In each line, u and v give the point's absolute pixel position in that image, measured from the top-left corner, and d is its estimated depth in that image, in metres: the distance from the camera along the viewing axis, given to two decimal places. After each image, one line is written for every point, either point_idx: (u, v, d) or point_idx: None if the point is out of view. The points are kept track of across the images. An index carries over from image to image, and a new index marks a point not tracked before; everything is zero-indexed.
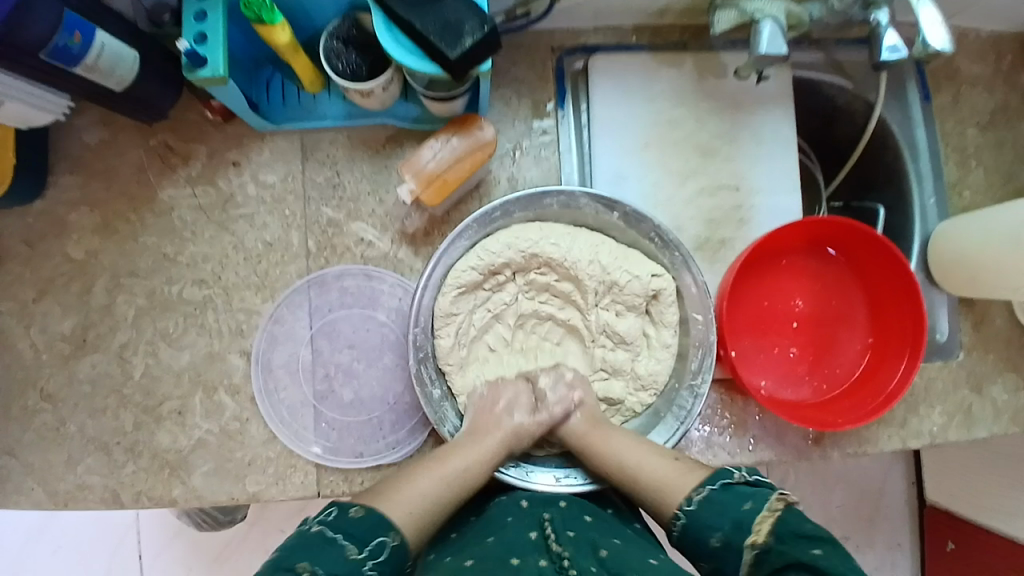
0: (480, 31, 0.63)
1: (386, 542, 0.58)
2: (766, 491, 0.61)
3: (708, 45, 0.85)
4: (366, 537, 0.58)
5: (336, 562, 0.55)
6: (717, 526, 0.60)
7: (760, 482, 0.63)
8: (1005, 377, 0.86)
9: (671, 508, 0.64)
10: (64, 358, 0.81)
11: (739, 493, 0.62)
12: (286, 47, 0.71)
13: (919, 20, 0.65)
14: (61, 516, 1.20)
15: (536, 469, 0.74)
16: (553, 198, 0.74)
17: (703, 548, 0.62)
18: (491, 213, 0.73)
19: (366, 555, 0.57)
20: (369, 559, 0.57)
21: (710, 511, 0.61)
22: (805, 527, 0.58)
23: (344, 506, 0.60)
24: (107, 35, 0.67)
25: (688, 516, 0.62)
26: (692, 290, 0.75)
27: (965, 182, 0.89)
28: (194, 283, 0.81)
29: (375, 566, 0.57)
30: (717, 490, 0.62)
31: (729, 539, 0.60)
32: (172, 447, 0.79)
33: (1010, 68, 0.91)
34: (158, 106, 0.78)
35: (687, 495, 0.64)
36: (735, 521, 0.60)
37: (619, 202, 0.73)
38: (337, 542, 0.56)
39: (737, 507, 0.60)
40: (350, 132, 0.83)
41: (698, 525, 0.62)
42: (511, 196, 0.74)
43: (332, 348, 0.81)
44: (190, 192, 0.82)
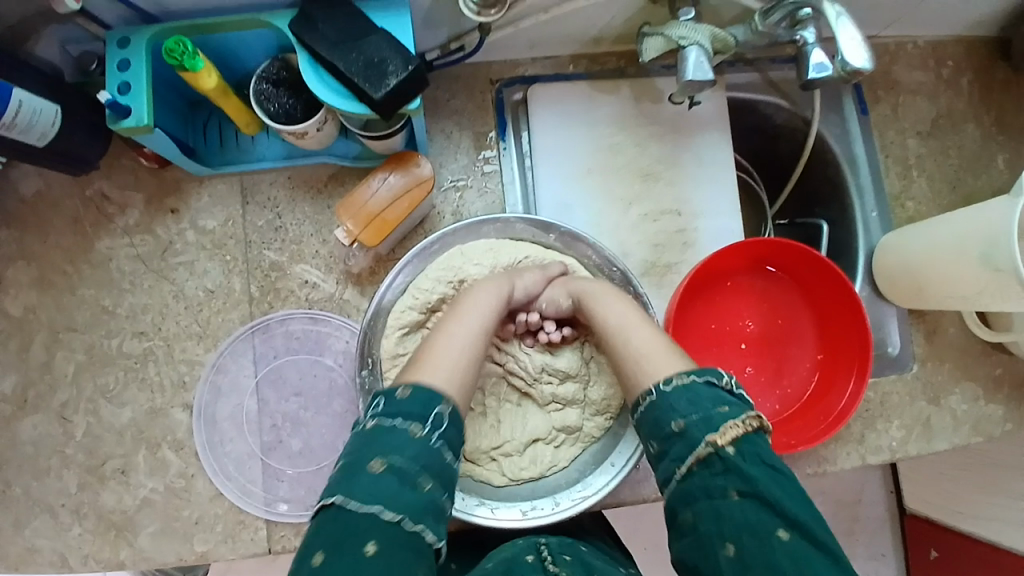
0: (404, 70, 0.63)
1: (443, 412, 0.58)
2: (744, 403, 0.58)
3: (644, 70, 0.86)
4: (423, 412, 0.57)
5: (406, 446, 0.55)
6: (684, 412, 0.58)
7: (740, 392, 0.60)
8: (962, 386, 0.87)
9: (644, 383, 0.62)
10: (4, 420, 0.78)
11: (717, 395, 0.58)
12: (215, 92, 0.69)
13: (838, 38, 0.66)
14: None
15: (502, 505, 0.72)
16: (491, 224, 0.76)
17: (660, 429, 0.59)
18: (430, 246, 0.74)
19: (428, 429, 0.56)
20: (432, 433, 0.57)
21: (683, 398, 0.59)
22: (767, 453, 0.56)
23: (389, 393, 0.59)
24: (24, 91, 0.64)
25: (659, 395, 0.60)
26: (619, 276, 0.76)
27: (908, 193, 0.90)
28: (134, 335, 0.79)
29: (442, 439, 0.57)
30: (699, 381, 0.59)
31: (689, 428, 0.57)
32: (117, 507, 0.76)
33: (946, 77, 0.92)
34: (86, 157, 0.76)
35: (664, 377, 0.61)
36: (707, 416, 0.57)
37: (554, 223, 0.76)
38: (398, 427, 0.56)
39: (712, 408, 0.57)
40: (290, 173, 0.81)
41: (666, 408, 0.59)
42: (450, 227, 0.75)
43: (279, 396, 0.79)
44: (127, 242, 0.80)
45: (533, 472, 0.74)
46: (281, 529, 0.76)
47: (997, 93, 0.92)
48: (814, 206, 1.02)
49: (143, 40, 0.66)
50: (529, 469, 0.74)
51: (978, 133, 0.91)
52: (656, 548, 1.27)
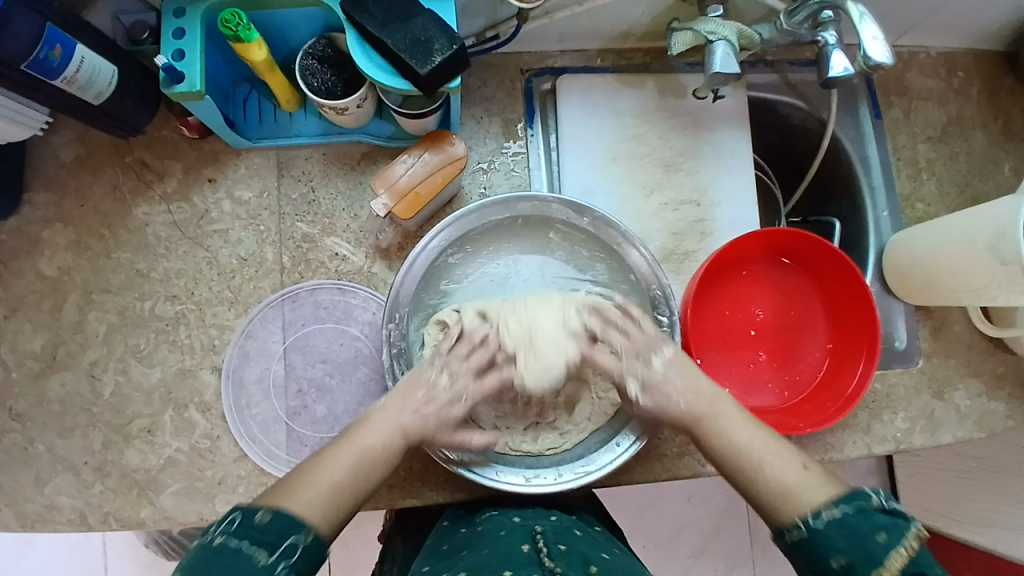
0: (449, 49, 0.66)
1: (297, 542, 0.58)
2: (903, 524, 0.57)
3: (669, 67, 0.90)
4: (275, 541, 0.57)
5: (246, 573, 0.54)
6: (845, 549, 0.57)
7: (897, 512, 0.58)
8: (967, 381, 0.90)
9: (791, 513, 0.61)
10: (33, 377, 0.80)
11: (875, 522, 0.57)
12: (262, 65, 0.72)
13: (862, 36, 0.70)
14: (32, 543, 1.16)
15: (506, 470, 0.74)
16: (526, 203, 0.77)
17: (814, 565, 0.58)
18: (464, 218, 0.77)
19: (275, 558, 0.56)
20: (280, 561, 0.56)
21: (839, 534, 0.57)
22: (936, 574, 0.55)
23: (249, 512, 0.58)
24: (87, 49, 0.67)
25: (809, 531, 0.59)
26: (636, 257, 0.78)
27: (918, 194, 0.93)
28: (167, 299, 0.81)
29: (287, 568, 0.56)
30: (856, 514, 0.58)
31: (852, 565, 0.56)
32: (141, 466, 0.78)
33: (956, 86, 0.96)
34: (132, 124, 0.79)
35: (812, 507, 0.60)
36: (868, 555, 0.56)
37: (587, 207, 0.77)
38: (244, 549, 0.55)
39: (871, 538, 0.56)
40: (325, 149, 0.84)
41: (822, 545, 0.58)
42: (487, 200, 0.77)
43: (305, 361, 0.81)
44: (164, 209, 0.82)
45: (532, 447, 0.75)
46: None
47: (1003, 104, 0.96)
48: (826, 205, 1.06)
49: (197, 13, 0.69)
50: (531, 445, 0.75)
51: (985, 142, 0.95)
52: (662, 542, 1.32)
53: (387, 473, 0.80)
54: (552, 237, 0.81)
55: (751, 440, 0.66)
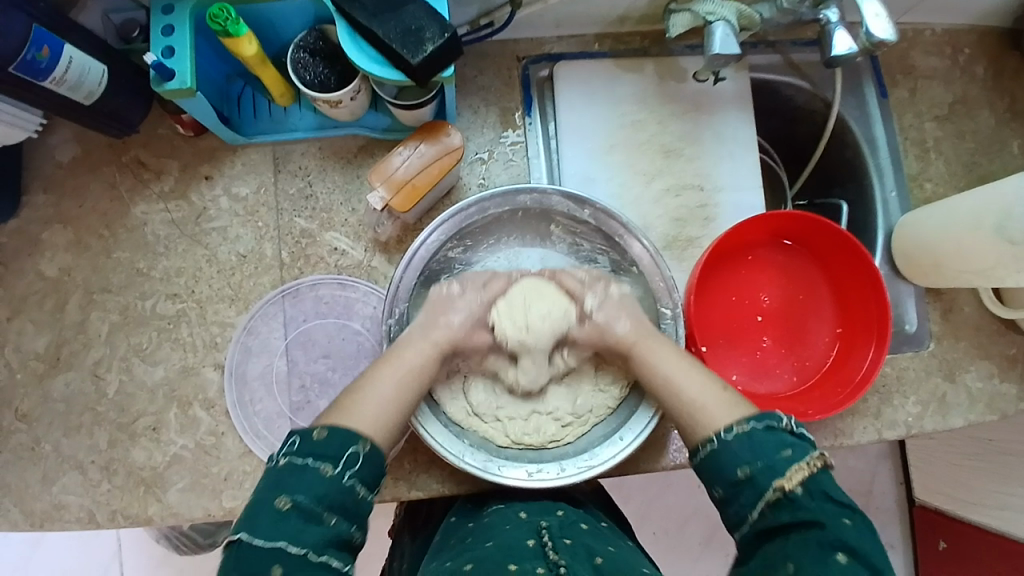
0: (441, 37, 0.65)
1: (358, 451, 0.58)
2: (808, 445, 0.58)
3: (668, 50, 0.88)
4: (337, 454, 0.58)
5: (316, 483, 0.55)
6: (750, 460, 0.58)
7: (804, 436, 0.59)
8: (978, 363, 0.88)
9: (706, 430, 0.63)
10: (38, 377, 0.80)
11: (781, 440, 0.58)
12: (254, 59, 0.71)
13: (863, 13, 0.68)
14: (47, 540, 1.18)
15: (509, 464, 0.73)
16: (526, 195, 0.75)
17: (725, 478, 0.59)
18: (465, 210, 0.75)
19: (342, 468, 0.57)
20: (346, 471, 0.57)
21: (744, 446, 0.59)
22: (837, 492, 0.55)
23: (306, 433, 0.59)
24: (74, 49, 0.67)
25: (721, 445, 0.60)
26: (637, 248, 0.76)
27: (926, 174, 0.91)
28: (167, 297, 0.81)
29: (355, 476, 0.57)
30: (762, 429, 0.60)
31: (755, 477, 0.57)
32: (148, 463, 0.78)
33: (965, 62, 0.94)
34: (126, 122, 0.78)
35: (726, 425, 0.62)
36: (770, 464, 0.57)
37: (589, 199, 0.75)
38: (309, 466, 0.56)
39: (775, 454, 0.58)
40: (321, 143, 0.83)
41: (727, 455, 0.60)
42: (486, 193, 0.75)
43: (307, 357, 0.81)
44: (162, 207, 0.82)
45: (535, 440, 0.74)
46: None
47: (1014, 79, 0.94)
48: (832, 188, 1.04)
49: (187, 8, 0.68)
50: (532, 437, 0.74)
51: (996, 118, 0.93)
52: (671, 531, 1.31)
53: (391, 467, 0.79)
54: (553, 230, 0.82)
55: (696, 390, 0.66)
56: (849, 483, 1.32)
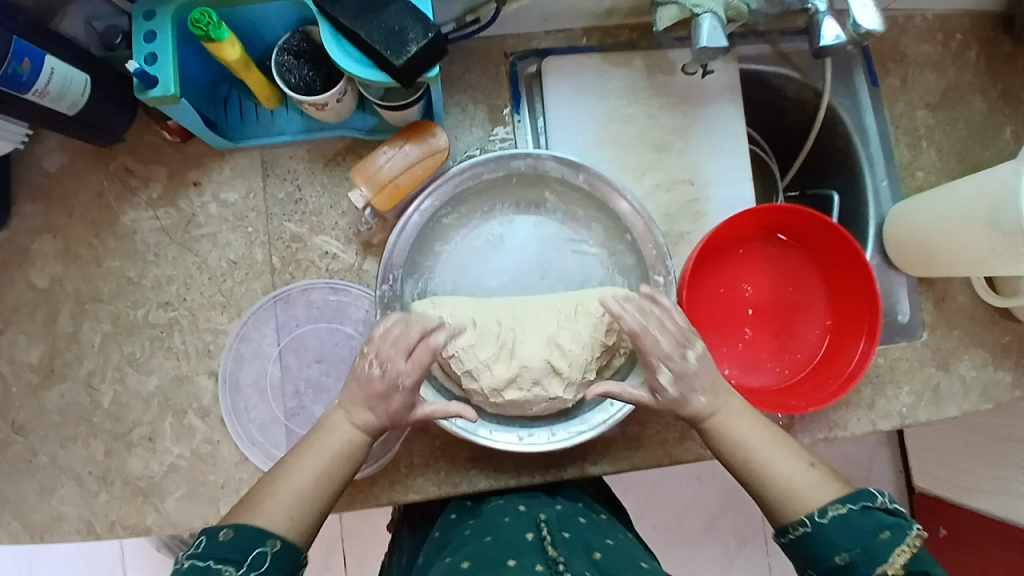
0: (424, 37, 0.64)
1: (266, 551, 0.57)
2: (905, 524, 0.58)
3: (656, 43, 0.87)
4: (240, 556, 0.56)
5: None
6: (849, 546, 0.58)
7: (899, 513, 0.59)
8: (973, 352, 0.88)
9: (797, 510, 0.62)
10: (33, 389, 0.80)
11: (878, 522, 0.58)
12: (237, 63, 0.70)
13: (850, 2, 0.67)
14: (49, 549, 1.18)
15: (500, 428, 0.74)
16: (521, 160, 0.76)
17: (820, 562, 0.59)
18: (456, 178, 0.75)
19: (243, 572, 0.55)
20: (247, 573, 0.55)
21: (841, 531, 0.59)
22: (939, 573, 0.56)
23: (212, 532, 0.57)
24: (57, 60, 0.66)
25: (815, 527, 0.60)
26: (626, 209, 0.76)
27: (918, 162, 0.91)
28: (159, 305, 0.80)
29: None
30: (857, 511, 0.59)
31: (855, 562, 0.57)
32: (144, 472, 0.78)
33: (956, 48, 0.93)
34: (112, 130, 0.78)
35: (818, 507, 0.61)
36: (869, 549, 0.57)
37: (585, 163, 0.75)
38: (210, 570, 0.54)
39: (872, 535, 0.58)
40: (309, 146, 0.83)
41: (827, 541, 0.59)
42: (479, 158, 0.75)
43: (300, 362, 0.81)
44: (151, 215, 0.82)
45: (525, 403, 0.75)
46: None
47: (1007, 65, 0.93)
48: (824, 178, 1.04)
49: (168, 14, 0.67)
50: (523, 400, 0.75)
51: (988, 105, 0.92)
52: (672, 523, 1.32)
53: (387, 470, 0.79)
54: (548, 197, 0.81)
55: (756, 438, 0.66)
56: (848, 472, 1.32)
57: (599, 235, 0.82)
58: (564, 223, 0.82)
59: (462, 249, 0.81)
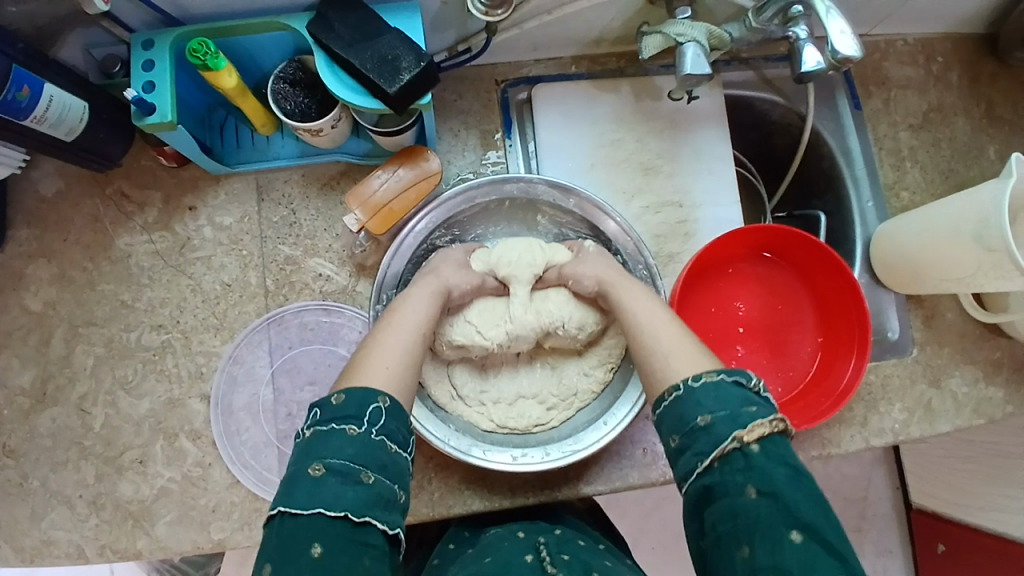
0: (417, 66, 0.66)
1: (380, 407, 0.58)
2: (769, 401, 0.59)
3: (643, 69, 0.90)
4: (357, 412, 0.57)
5: (343, 445, 0.55)
6: (712, 408, 0.58)
7: (762, 387, 0.60)
8: (962, 369, 0.89)
9: (673, 378, 0.62)
10: (24, 412, 0.80)
11: (745, 396, 0.59)
12: (234, 91, 0.72)
13: (829, 30, 0.70)
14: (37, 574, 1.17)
15: (493, 448, 0.74)
16: (513, 184, 0.77)
17: (740, 513, 0.54)
18: (452, 201, 0.77)
19: (366, 427, 0.57)
20: (370, 428, 0.57)
21: (711, 394, 0.59)
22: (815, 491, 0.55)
23: (325, 400, 0.59)
24: (55, 87, 0.67)
25: (723, 464, 0.56)
26: (614, 229, 0.79)
27: (901, 183, 0.93)
28: (152, 328, 0.81)
29: (380, 433, 0.57)
30: (728, 381, 0.59)
31: (716, 424, 0.57)
32: (135, 497, 0.78)
33: (935, 73, 0.96)
34: (108, 156, 0.79)
35: (695, 377, 0.61)
36: (734, 414, 0.57)
37: (574, 188, 0.77)
38: (334, 429, 0.56)
39: (740, 407, 0.58)
40: (304, 171, 0.84)
41: (692, 402, 0.59)
42: (472, 182, 0.77)
43: (293, 385, 0.81)
44: (146, 238, 0.82)
45: (518, 424, 0.76)
46: None
47: (985, 87, 0.96)
48: (811, 198, 1.06)
49: (166, 44, 0.69)
50: (517, 420, 0.77)
51: (968, 126, 0.95)
52: (668, 544, 1.31)
53: None
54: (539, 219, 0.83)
55: (666, 335, 0.66)
56: (845, 489, 1.32)
57: (590, 253, 0.83)
58: (555, 243, 0.84)
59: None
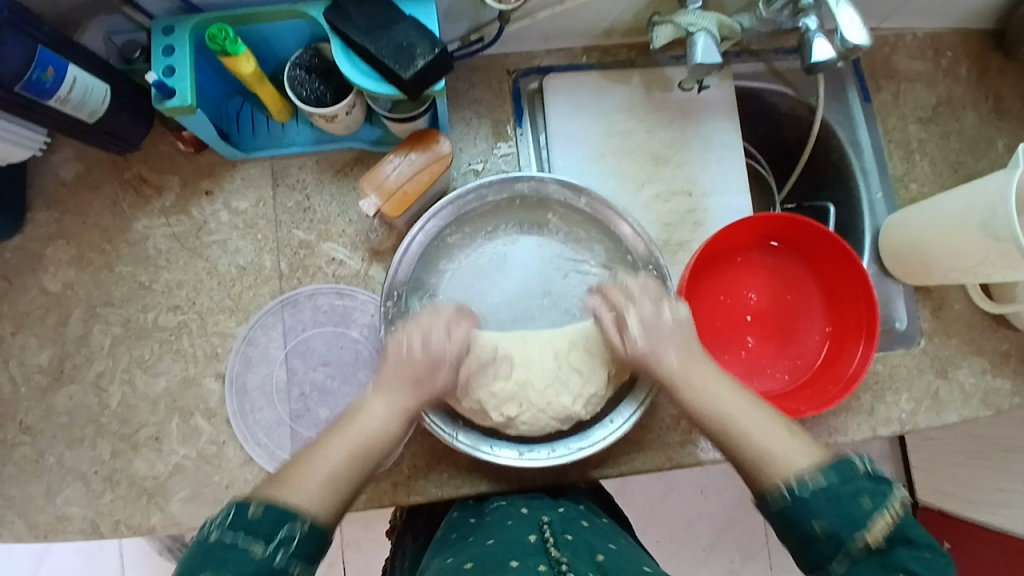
0: (430, 53, 0.67)
1: (291, 531, 0.57)
2: (888, 491, 0.58)
3: (654, 60, 0.91)
4: (270, 532, 0.56)
5: (244, 566, 0.54)
6: (824, 514, 0.58)
7: (880, 479, 0.59)
8: (971, 359, 0.89)
9: (776, 478, 0.62)
10: (42, 390, 0.82)
11: (857, 487, 0.58)
12: (251, 77, 0.74)
13: (839, 20, 0.70)
14: (52, 552, 1.20)
15: (501, 443, 0.76)
16: (524, 183, 0.79)
17: (799, 530, 0.59)
18: (464, 197, 0.78)
19: (271, 548, 0.56)
20: (276, 551, 0.56)
21: (822, 499, 0.58)
22: (918, 534, 0.57)
23: (243, 505, 0.58)
24: (80, 70, 0.70)
25: (795, 498, 0.59)
26: (629, 233, 0.79)
27: (911, 175, 0.93)
28: (169, 309, 0.83)
29: (287, 555, 0.56)
30: (837, 478, 0.59)
31: (835, 531, 0.57)
32: (150, 473, 0.80)
33: (945, 66, 0.96)
34: (127, 138, 0.81)
35: (797, 478, 0.60)
36: (851, 519, 0.57)
37: (585, 187, 0.78)
38: (236, 547, 0.55)
39: (851, 500, 0.57)
40: (318, 157, 0.86)
41: (804, 510, 0.59)
42: (483, 181, 0.78)
43: (306, 366, 0.83)
44: (164, 222, 0.84)
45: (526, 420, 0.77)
46: None
47: (995, 81, 0.96)
48: (819, 191, 1.06)
49: (186, 30, 0.71)
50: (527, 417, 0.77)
51: (978, 119, 0.95)
52: (673, 536, 1.31)
53: (391, 472, 0.81)
54: (551, 217, 0.83)
55: (734, 408, 0.67)
56: None
57: (600, 255, 0.83)
58: (567, 243, 0.84)
59: (465, 269, 0.82)
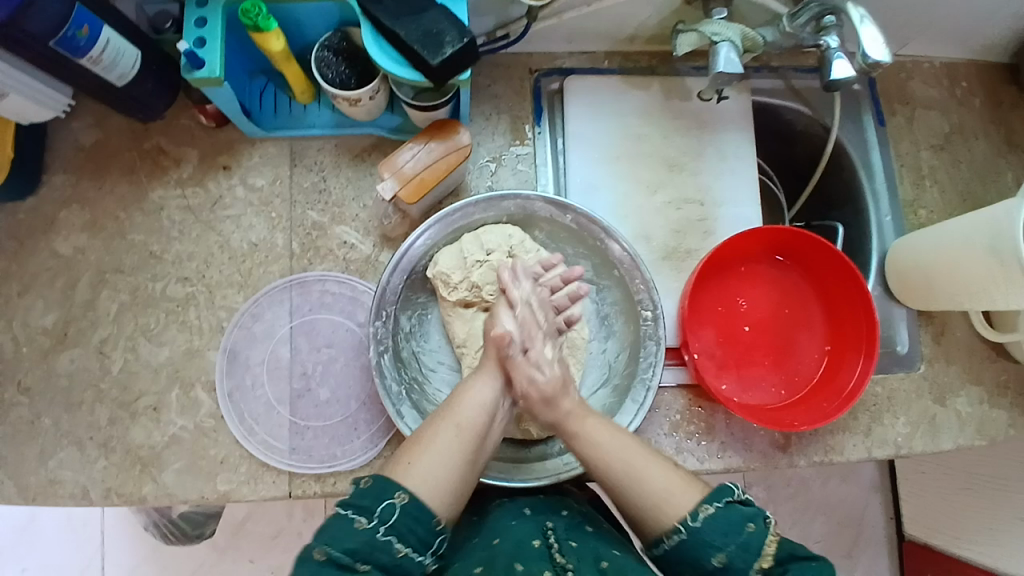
0: (459, 41, 0.68)
1: (394, 504, 0.59)
2: (762, 513, 0.62)
3: (674, 69, 0.92)
4: (374, 507, 0.59)
5: (348, 536, 0.57)
6: (722, 546, 0.60)
7: (754, 502, 0.63)
8: (968, 388, 0.90)
9: (670, 519, 0.62)
10: (44, 352, 0.81)
11: (742, 515, 0.61)
12: (279, 56, 0.75)
13: (861, 37, 0.71)
14: (40, 516, 1.19)
15: (493, 465, 0.75)
16: (511, 201, 0.80)
17: (699, 564, 0.61)
18: (450, 215, 0.79)
19: (376, 522, 0.58)
20: (381, 525, 0.58)
21: (714, 529, 0.60)
22: (800, 548, 0.61)
23: (356, 481, 0.61)
24: (113, 32, 0.70)
25: (689, 531, 0.61)
26: (617, 250, 0.79)
27: (920, 200, 0.94)
28: (178, 280, 0.83)
29: (390, 531, 0.58)
30: (722, 509, 0.61)
31: (730, 562, 0.60)
32: (146, 442, 0.79)
33: (958, 96, 0.98)
34: (152, 107, 0.82)
35: (689, 511, 0.62)
36: (742, 543, 0.60)
37: (571, 204, 0.78)
38: (347, 517, 0.58)
39: (741, 531, 0.60)
40: (337, 141, 0.86)
41: (699, 542, 0.60)
42: (471, 198, 0.79)
43: (311, 346, 0.83)
44: (180, 193, 0.85)
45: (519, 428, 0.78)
46: (301, 475, 0.78)
47: (1006, 114, 0.98)
48: (828, 211, 1.07)
49: (220, 3, 0.72)
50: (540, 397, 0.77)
51: (987, 150, 0.96)
52: None
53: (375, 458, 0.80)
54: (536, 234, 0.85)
55: (660, 490, 0.64)
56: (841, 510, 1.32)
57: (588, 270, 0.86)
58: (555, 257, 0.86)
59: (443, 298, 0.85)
